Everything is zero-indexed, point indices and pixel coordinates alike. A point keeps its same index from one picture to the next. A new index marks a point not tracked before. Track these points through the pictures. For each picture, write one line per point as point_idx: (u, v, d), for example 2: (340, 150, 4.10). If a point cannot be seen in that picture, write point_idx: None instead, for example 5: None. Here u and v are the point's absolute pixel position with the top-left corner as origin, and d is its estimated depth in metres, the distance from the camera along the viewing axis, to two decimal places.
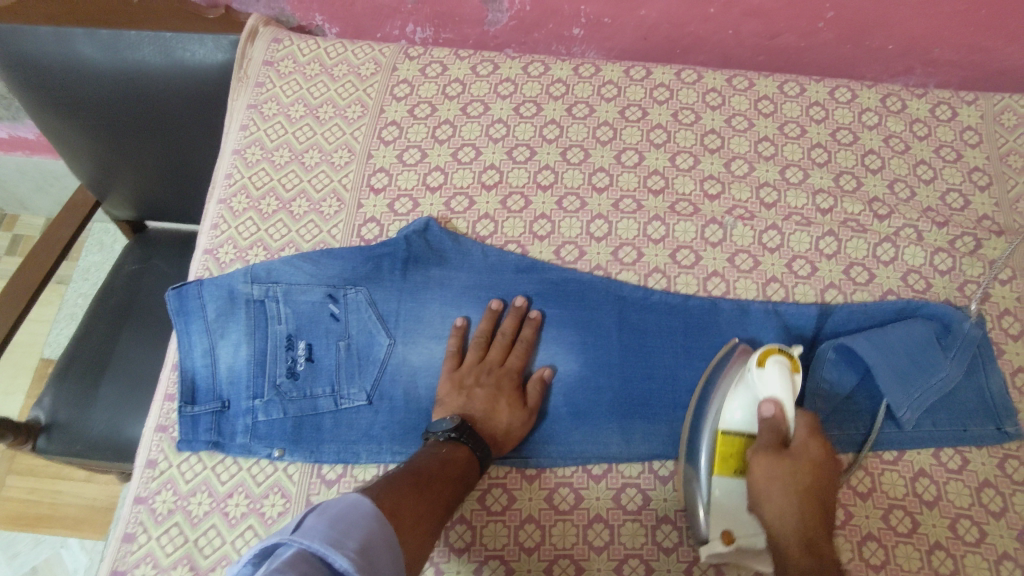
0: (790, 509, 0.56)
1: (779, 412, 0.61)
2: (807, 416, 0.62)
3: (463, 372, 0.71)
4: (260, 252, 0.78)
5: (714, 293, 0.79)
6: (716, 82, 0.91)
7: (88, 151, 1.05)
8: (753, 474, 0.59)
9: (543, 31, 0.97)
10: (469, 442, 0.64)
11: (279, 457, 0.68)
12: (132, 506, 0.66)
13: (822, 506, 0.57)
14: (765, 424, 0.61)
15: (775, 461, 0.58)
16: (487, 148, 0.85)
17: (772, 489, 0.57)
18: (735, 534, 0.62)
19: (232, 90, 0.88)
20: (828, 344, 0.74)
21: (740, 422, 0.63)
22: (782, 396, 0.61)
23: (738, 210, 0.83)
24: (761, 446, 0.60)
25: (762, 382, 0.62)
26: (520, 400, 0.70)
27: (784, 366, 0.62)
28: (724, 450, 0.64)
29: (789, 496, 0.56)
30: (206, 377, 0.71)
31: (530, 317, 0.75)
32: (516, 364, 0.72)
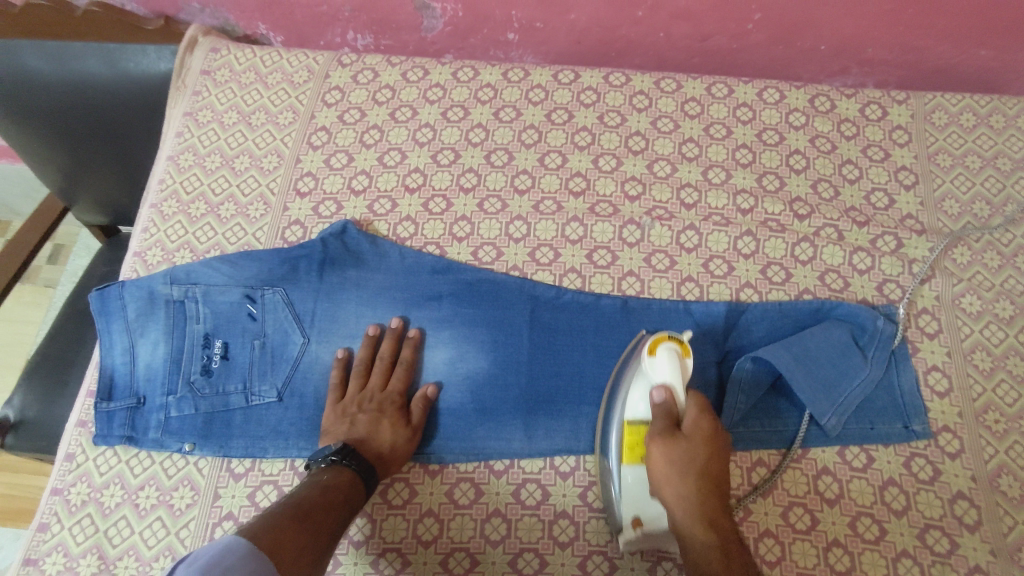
0: (688, 496, 0.61)
1: (671, 398, 0.63)
2: (698, 399, 0.65)
3: (346, 403, 0.72)
4: (186, 253, 0.81)
5: (628, 292, 0.79)
6: (644, 84, 0.92)
7: (46, 160, 1.09)
8: (655, 461, 0.62)
9: (478, 36, 0.98)
10: (351, 464, 0.65)
11: (189, 451, 0.70)
12: (48, 497, 0.69)
13: (716, 482, 0.62)
14: (660, 411, 0.63)
15: (673, 453, 0.62)
16: (413, 152, 0.87)
17: (676, 477, 0.61)
18: (643, 518, 0.64)
19: (170, 99, 0.91)
20: (747, 357, 0.71)
21: (642, 414, 0.65)
22: (672, 382, 0.64)
23: (658, 211, 0.84)
24: (659, 437, 0.62)
25: (654, 371, 0.65)
26: (403, 419, 0.71)
27: (675, 353, 0.64)
28: (631, 440, 0.65)
29: (688, 483, 0.61)
30: (125, 374, 0.73)
31: (408, 336, 0.76)
32: (397, 386, 0.73)
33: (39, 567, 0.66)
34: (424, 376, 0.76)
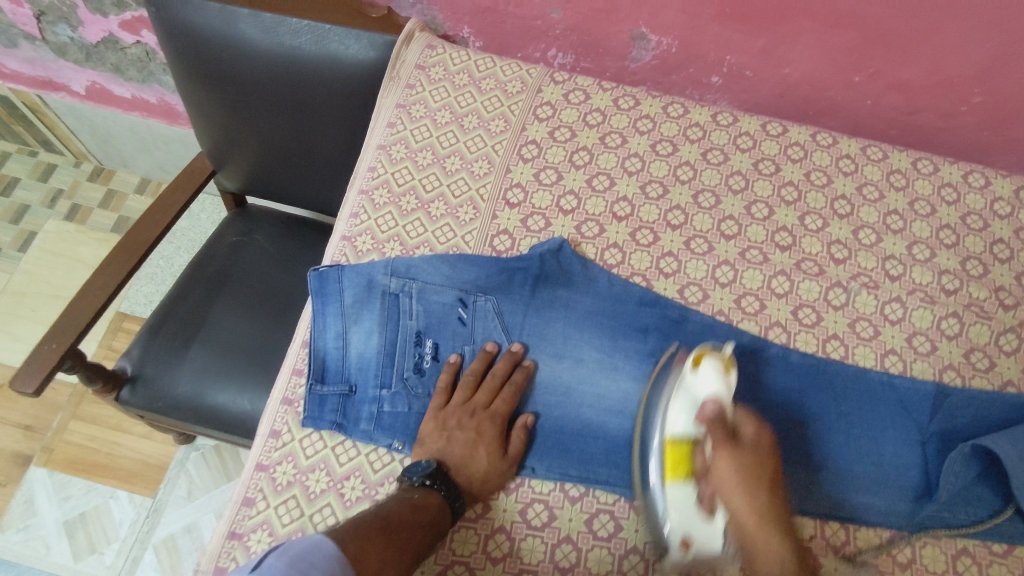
0: (760, 504, 0.59)
1: (724, 411, 0.63)
2: (749, 414, 0.64)
3: (447, 413, 0.71)
4: (396, 246, 0.81)
5: (833, 355, 0.79)
6: (851, 149, 0.92)
7: (218, 122, 1.07)
8: (721, 475, 0.60)
9: (682, 74, 0.99)
10: (441, 489, 0.64)
11: (398, 448, 0.70)
12: (254, 472, 0.69)
13: (778, 492, 0.61)
14: (715, 422, 0.62)
15: (739, 461, 0.60)
16: (621, 180, 0.87)
17: (742, 490, 0.59)
18: (693, 539, 0.62)
19: (385, 88, 0.94)
20: (966, 442, 0.72)
21: (686, 429, 0.65)
22: (720, 393, 0.64)
23: (863, 277, 0.84)
24: (723, 445, 0.61)
25: (698, 385, 0.65)
26: (500, 449, 0.69)
27: (718, 365, 0.65)
28: (674, 456, 0.64)
29: (758, 490, 0.59)
30: (337, 360, 0.74)
31: (523, 363, 0.74)
32: (501, 409, 0.71)
33: (245, 542, 0.66)
34: (629, 407, 0.75)
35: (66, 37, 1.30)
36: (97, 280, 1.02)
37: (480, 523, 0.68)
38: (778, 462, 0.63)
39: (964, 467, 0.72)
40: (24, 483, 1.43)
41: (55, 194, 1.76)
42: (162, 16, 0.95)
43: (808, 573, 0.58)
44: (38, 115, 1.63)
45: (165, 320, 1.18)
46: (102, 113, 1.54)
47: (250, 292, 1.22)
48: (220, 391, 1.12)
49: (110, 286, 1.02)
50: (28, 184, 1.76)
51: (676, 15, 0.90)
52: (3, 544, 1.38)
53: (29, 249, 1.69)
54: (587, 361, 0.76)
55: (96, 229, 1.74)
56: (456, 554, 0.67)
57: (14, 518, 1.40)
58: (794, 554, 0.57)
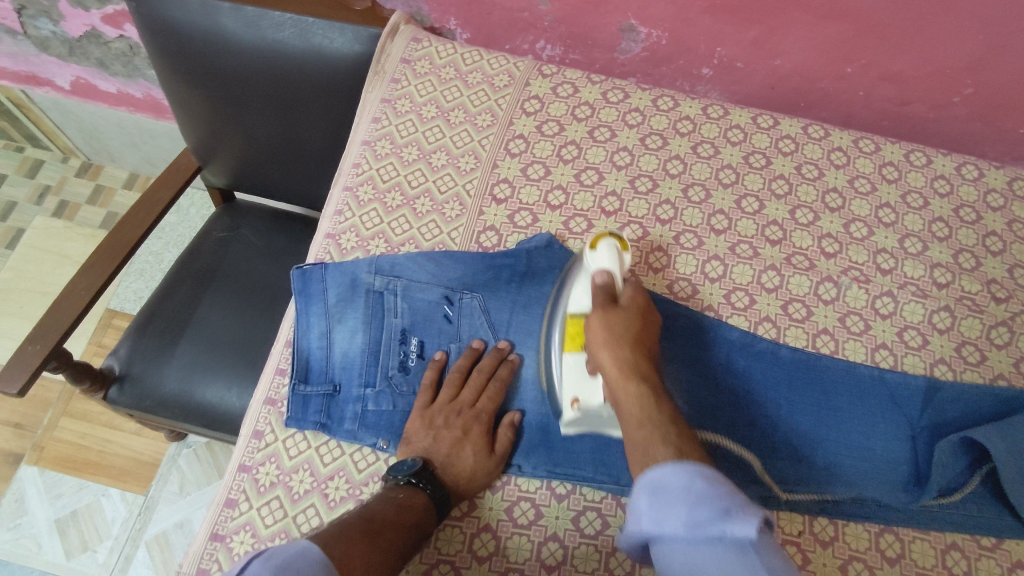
0: (622, 357, 0.63)
1: (610, 281, 0.69)
2: (637, 286, 0.70)
3: (433, 411, 0.69)
4: (381, 243, 0.80)
5: (823, 350, 0.78)
6: (843, 141, 0.91)
7: (202, 118, 1.05)
8: (592, 329, 0.66)
9: (672, 65, 0.97)
10: (427, 488, 0.63)
11: (383, 448, 0.70)
12: (236, 473, 0.69)
13: (649, 356, 0.65)
14: (599, 288, 0.68)
15: (609, 320, 0.65)
16: (610, 174, 0.86)
17: (607, 342, 0.64)
18: (580, 399, 0.67)
19: (369, 82, 0.92)
20: (951, 438, 0.71)
21: (582, 305, 0.70)
22: (610, 267, 0.70)
23: (854, 271, 0.83)
24: (597, 308, 0.67)
25: (592, 261, 0.71)
26: (487, 446, 0.68)
27: (612, 246, 0.71)
28: (570, 328, 0.70)
29: (621, 347, 0.63)
30: (321, 359, 0.73)
31: (508, 358, 0.74)
32: (487, 406, 0.70)
33: (227, 544, 0.66)
34: None
35: (49, 32, 1.28)
36: (80, 281, 1.01)
37: (466, 523, 0.68)
38: (655, 335, 0.68)
39: (950, 456, 0.71)
40: (15, 482, 1.43)
41: (43, 190, 1.74)
42: (141, 11, 0.93)
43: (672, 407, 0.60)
44: (23, 111, 1.61)
45: (152, 316, 1.17)
46: (87, 108, 1.52)
47: (238, 289, 1.21)
48: (209, 390, 1.12)
49: (95, 283, 1.01)
50: (14, 181, 1.74)
51: (666, 7, 0.88)
52: None
53: (17, 246, 1.67)
54: None
55: (85, 225, 1.72)
56: (441, 553, 0.66)
57: (5, 517, 1.39)
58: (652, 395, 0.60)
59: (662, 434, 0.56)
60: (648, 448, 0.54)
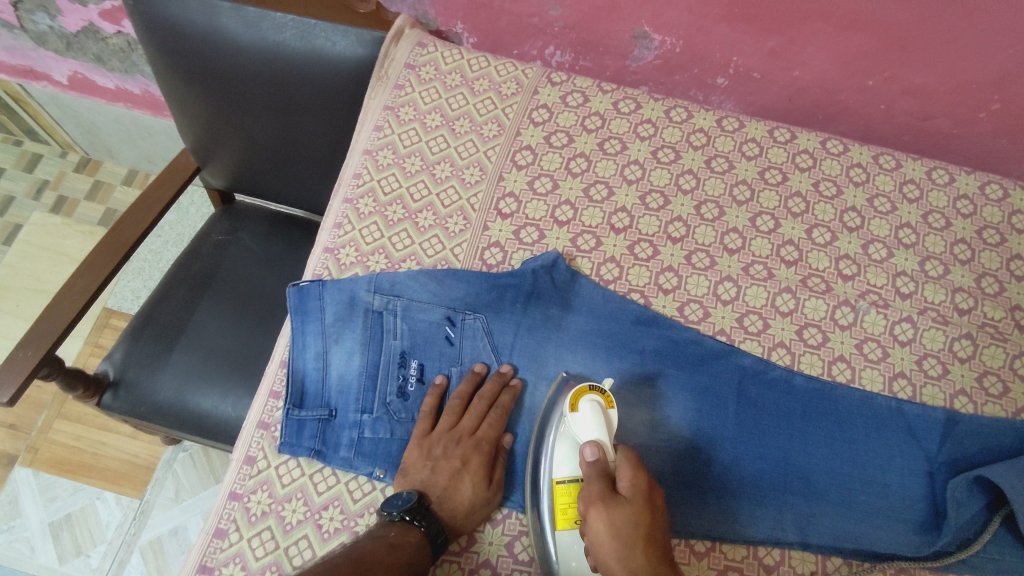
0: (637, 566, 0.55)
1: (602, 456, 0.61)
2: (630, 452, 0.63)
3: (432, 439, 0.67)
4: (381, 259, 0.77)
5: (839, 378, 0.75)
6: (862, 157, 0.88)
7: (200, 120, 1.02)
8: (594, 529, 0.57)
9: (686, 74, 0.94)
10: (422, 525, 0.60)
11: (380, 477, 0.67)
12: (226, 501, 0.66)
13: (662, 544, 0.58)
14: (593, 471, 0.60)
15: (612, 519, 0.57)
16: (620, 189, 0.83)
17: (615, 549, 0.56)
18: None
19: (371, 89, 0.89)
20: (961, 476, 0.68)
21: (569, 473, 0.63)
22: (600, 438, 0.62)
23: (873, 295, 0.80)
24: (596, 501, 0.58)
25: (577, 428, 0.63)
26: (485, 479, 0.65)
27: (597, 405, 0.64)
28: (562, 504, 0.62)
29: (633, 551, 0.56)
30: (317, 382, 0.70)
31: (511, 384, 0.71)
32: (488, 435, 0.67)
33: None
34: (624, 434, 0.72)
35: (46, 26, 1.25)
36: (75, 284, 0.99)
37: (465, 557, 0.65)
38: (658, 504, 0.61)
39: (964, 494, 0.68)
40: (9, 483, 1.41)
41: (41, 184, 1.72)
42: (138, 9, 0.89)
43: None
44: (20, 105, 1.58)
45: (147, 321, 1.14)
46: (86, 103, 1.49)
47: (235, 295, 1.18)
48: (204, 399, 1.09)
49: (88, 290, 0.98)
50: (12, 175, 1.72)
51: (682, 14, 0.85)
52: None
53: (14, 242, 1.65)
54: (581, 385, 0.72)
55: (83, 221, 1.70)
56: None
57: None
58: None
59: None
60: None
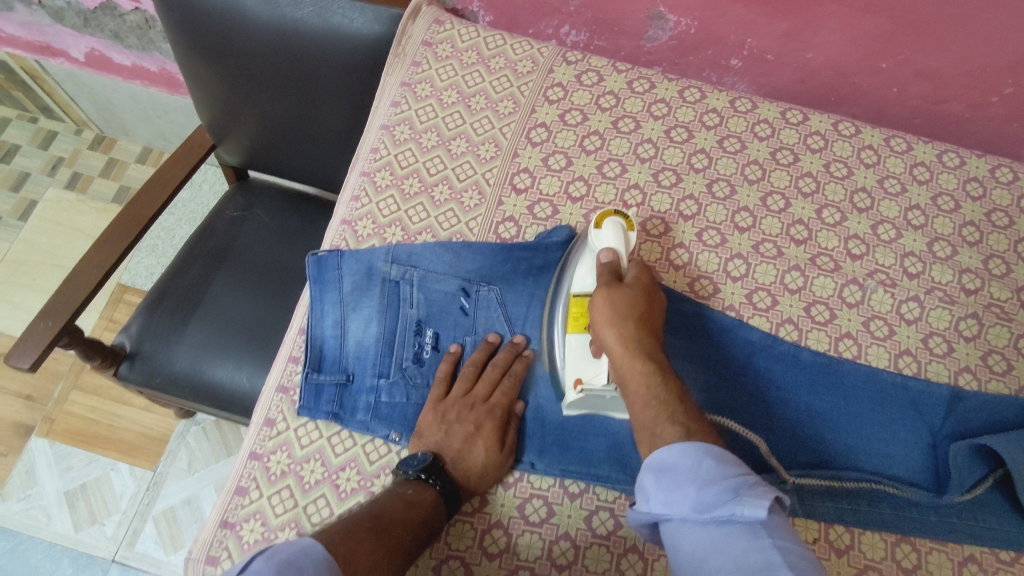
0: (627, 334, 0.64)
1: (616, 261, 0.69)
2: (641, 262, 0.71)
3: (447, 405, 0.69)
4: (398, 231, 0.79)
5: (845, 355, 0.77)
6: (874, 140, 0.89)
7: (218, 96, 1.03)
8: (599, 310, 0.66)
9: (700, 56, 0.95)
10: (437, 483, 0.62)
11: (396, 440, 0.69)
12: (247, 461, 0.69)
13: (654, 336, 0.66)
14: (606, 269, 0.68)
15: (614, 299, 0.66)
16: (633, 166, 0.84)
17: (611, 319, 0.65)
18: (584, 381, 0.67)
19: (388, 65, 0.91)
20: (962, 445, 0.70)
21: (588, 285, 0.70)
22: (617, 247, 0.69)
23: (881, 275, 0.81)
24: (603, 287, 0.67)
25: (599, 241, 0.70)
26: (498, 443, 0.67)
27: (619, 226, 0.70)
28: (574, 310, 0.70)
29: (625, 325, 0.65)
30: (334, 348, 0.72)
31: (523, 354, 0.72)
32: (501, 401, 0.69)
33: (237, 532, 0.66)
34: None
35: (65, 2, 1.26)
36: (94, 257, 1.00)
37: (477, 518, 0.67)
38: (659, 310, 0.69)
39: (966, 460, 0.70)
40: (25, 453, 1.43)
41: (56, 161, 1.74)
42: None
43: (682, 399, 0.62)
44: (37, 82, 1.59)
45: (164, 295, 1.16)
46: (101, 80, 1.50)
47: (250, 269, 1.20)
48: (219, 370, 1.11)
49: (109, 260, 1.00)
50: (28, 152, 1.73)
51: None
52: (3, 513, 1.38)
53: (29, 218, 1.67)
54: None
55: (97, 198, 1.71)
56: (452, 549, 0.66)
57: (15, 488, 1.40)
58: (659, 384, 0.62)
59: (669, 410, 0.60)
60: (655, 429, 0.59)
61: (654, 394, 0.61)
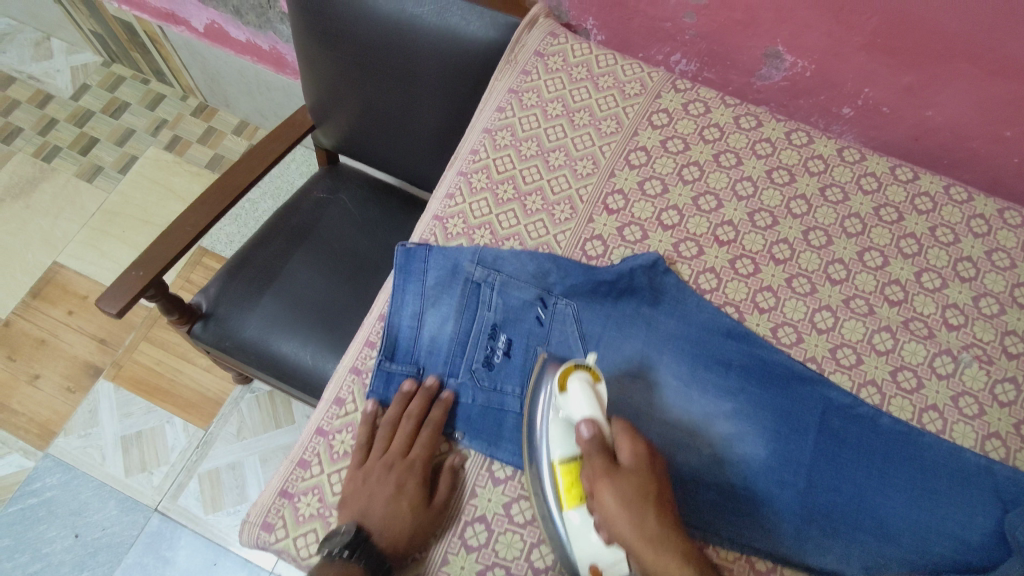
0: (650, 529, 0.55)
1: (600, 429, 0.61)
2: (624, 424, 0.63)
3: (368, 467, 0.68)
4: (486, 234, 0.80)
5: (929, 427, 0.73)
6: (987, 209, 0.84)
7: (329, 81, 1.06)
8: (605, 503, 0.57)
9: (811, 99, 0.93)
10: (361, 557, 0.60)
11: (458, 438, 0.71)
12: (313, 436, 0.71)
13: (671, 517, 0.58)
14: (592, 447, 0.60)
15: (619, 489, 0.57)
16: (730, 203, 0.83)
17: (627, 515, 0.55)
18: (601, 567, 0.59)
19: (499, 70, 0.91)
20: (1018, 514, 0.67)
21: (568, 451, 0.63)
22: (594, 413, 0.62)
23: (977, 349, 0.77)
24: (602, 474, 0.58)
25: (569, 406, 0.63)
26: (423, 498, 0.66)
27: (585, 382, 0.64)
28: (566, 481, 0.62)
29: (645, 517, 0.56)
30: (409, 338, 0.73)
31: (440, 397, 0.71)
32: (421, 454, 0.68)
33: (295, 503, 0.67)
34: (699, 441, 0.71)
35: None
36: (188, 218, 1.04)
37: (527, 530, 0.67)
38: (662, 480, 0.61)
39: None
40: (91, 393, 1.50)
41: (160, 123, 1.83)
42: None
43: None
44: (156, 46, 1.69)
45: (244, 263, 1.20)
46: (215, 52, 1.58)
47: (327, 250, 1.23)
48: (285, 343, 1.14)
49: (201, 221, 1.04)
50: (137, 111, 1.84)
51: (821, 38, 0.84)
52: (63, 446, 1.45)
53: (128, 172, 1.76)
54: (660, 386, 0.74)
55: (192, 162, 1.80)
56: (498, 557, 0.65)
57: (78, 424, 1.47)
58: (694, 571, 0.54)
59: None
60: None
61: None
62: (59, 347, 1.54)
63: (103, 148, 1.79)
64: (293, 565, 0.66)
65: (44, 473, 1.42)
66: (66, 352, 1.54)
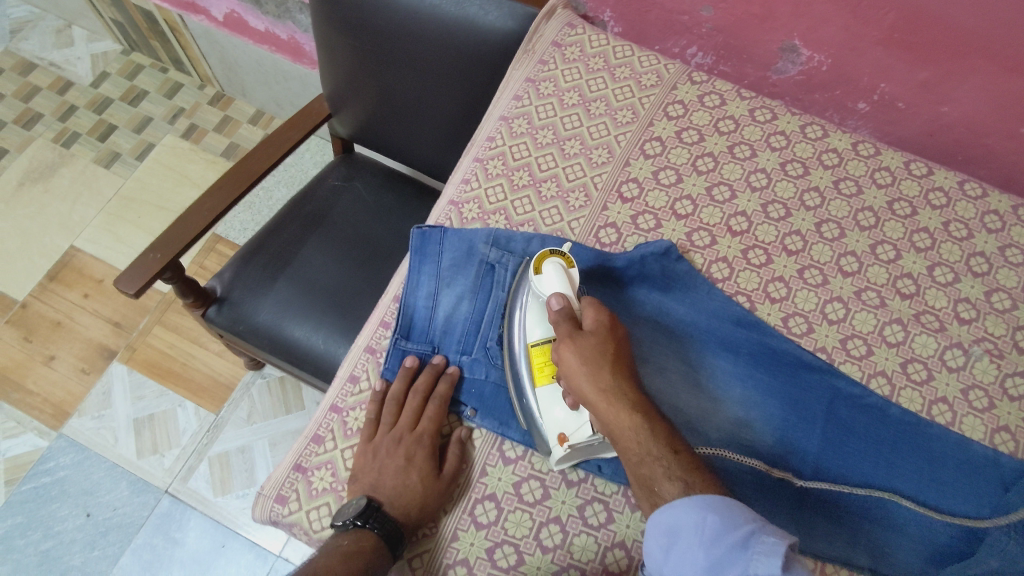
0: (607, 384, 0.59)
1: (568, 304, 0.66)
2: (593, 299, 0.66)
3: (377, 441, 0.69)
4: (501, 219, 0.81)
5: (938, 419, 0.73)
6: (1000, 205, 0.85)
7: (347, 69, 1.07)
8: (567, 362, 0.61)
9: (827, 94, 0.94)
10: (374, 527, 0.61)
11: (470, 417, 0.72)
12: (327, 413, 0.72)
13: (633, 380, 0.62)
14: (560, 317, 0.64)
15: (580, 350, 0.61)
16: (743, 194, 0.84)
17: (586, 372, 0.60)
18: (568, 434, 0.65)
19: (516, 60, 0.93)
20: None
21: (542, 332, 0.68)
22: (564, 290, 0.67)
23: (988, 343, 0.77)
24: (565, 339, 0.62)
25: (542, 286, 0.68)
26: (433, 470, 0.67)
27: (558, 265, 0.68)
28: (538, 361, 0.67)
29: (602, 372, 0.60)
30: (424, 318, 0.75)
31: (447, 372, 0.73)
32: (429, 428, 0.70)
33: (308, 478, 0.68)
34: (709, 427, 0.72)
35: None
36: (206, 202, 1.06)
37: (537, 510, 0.67)
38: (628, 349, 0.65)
39: None
40: (105, 375, 1.52)
41: (178, 111, 1.85)
42: None
43: (670, 432, 0.59)
44: (175, 35, 1.71)
45: (259, 248, 1.22)
46: (233, 42, 1.60)
47: (340, 236, 1.24)
48: (298, 328, 1.15)
49: (218, 205, 1.05)
50: (155, 99, 1.86)
51: (837, 32, 0.84)
52: (77, 427, 1.47)
53: (145, 159, 1.78)
54: (670, 371, 0.74)
55: (208, 150, 1.82)
56: (508, 535, 0.66)
57: (91, 406, 1.49)
58: (645, 421, 0.58)
59: (671, 460, 0.56)
60: (655, 481, 0.55)
61: (651, 446, 0.56)
62: (75, 330, 1.57)
63: (121, 136, 1.81)
64: (304, 539, 0.67)
65: (57, 454, 1.44)
66: (81, 335, 1.56)
